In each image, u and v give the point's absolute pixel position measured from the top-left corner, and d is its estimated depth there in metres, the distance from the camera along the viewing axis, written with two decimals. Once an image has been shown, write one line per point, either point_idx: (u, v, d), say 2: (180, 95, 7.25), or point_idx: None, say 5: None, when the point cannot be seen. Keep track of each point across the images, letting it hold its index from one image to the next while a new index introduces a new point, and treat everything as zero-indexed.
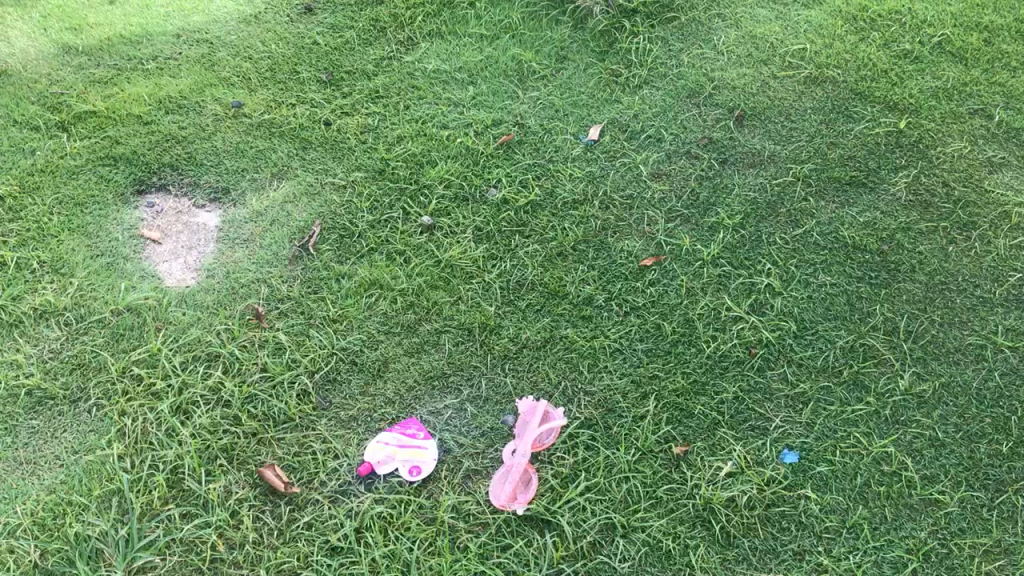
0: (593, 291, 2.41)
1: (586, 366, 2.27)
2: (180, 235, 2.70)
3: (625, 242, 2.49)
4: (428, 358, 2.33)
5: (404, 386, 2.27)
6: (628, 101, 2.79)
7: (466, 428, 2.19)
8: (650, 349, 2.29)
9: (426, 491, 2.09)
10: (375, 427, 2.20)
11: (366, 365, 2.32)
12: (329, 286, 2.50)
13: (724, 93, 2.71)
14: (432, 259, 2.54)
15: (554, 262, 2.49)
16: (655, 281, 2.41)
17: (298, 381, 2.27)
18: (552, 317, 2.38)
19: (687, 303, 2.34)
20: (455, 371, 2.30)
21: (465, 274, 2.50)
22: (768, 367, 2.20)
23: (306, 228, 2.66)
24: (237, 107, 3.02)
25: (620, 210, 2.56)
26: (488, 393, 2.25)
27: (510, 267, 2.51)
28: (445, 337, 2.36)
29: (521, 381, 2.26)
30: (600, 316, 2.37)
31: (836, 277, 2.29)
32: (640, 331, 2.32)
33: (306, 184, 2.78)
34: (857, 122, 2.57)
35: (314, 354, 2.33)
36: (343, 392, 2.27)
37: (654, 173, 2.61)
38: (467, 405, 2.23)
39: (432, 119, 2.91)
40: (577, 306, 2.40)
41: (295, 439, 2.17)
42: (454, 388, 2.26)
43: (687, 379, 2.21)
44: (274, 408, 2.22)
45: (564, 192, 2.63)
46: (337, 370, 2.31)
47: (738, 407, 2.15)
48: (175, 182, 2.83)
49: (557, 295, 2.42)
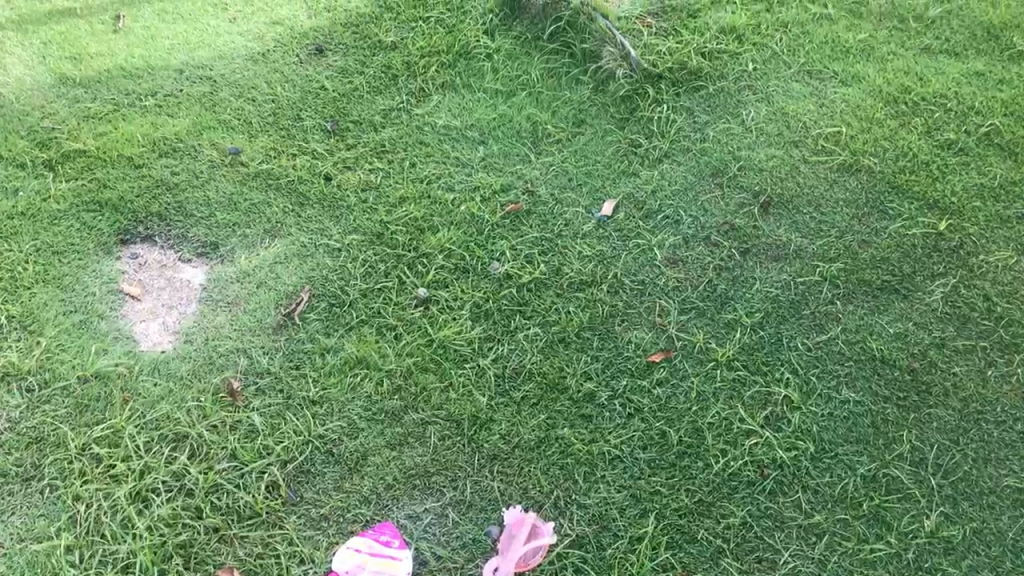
0: (596, 387, 2.22)
1: (582, 474, 2.09)
2: (162, 291, 2.54)
3: (633, 333, 2.31)
4: (412, 451, 2.15)
5: (383, 483, 2.10)
6: (646, 175, 2.60)
7: (446, 537, 2.02)
8: (653, 459, 2.10)
9: None
10: (347, 530, 2.03)
11: (344, 456, 2.14)
12: (313, 361, 2.33)
13: (750, 175, 2.52)
14: (425, 337, 2.36)
15: (555, 351, 2.31)
16: (663, 380, 2.22)
17: (268, 471, 2.10)
18: (549, 414, 2.20)
19: (696, 408, 2.16)
20: (439, 469, 2.12)
21: (459, 357, 2.32)
22: (780, 492, 2.01)
23: (294, 293, 2.49)
24: (235, 153, 2.86)
25: (630, 296, 2.37)
26: (472, 498, 2.07)
27: (508, 352, 2.32)
28: (432, 429, 2.18)
29: (510, 486, 2.09)
30: (601, 416, 2.18)
31: (861, 394, 2.10)
32: (643, 438, 2.13)
33: (299, 244, 2.61)
34: (893, 219, 2.37)
35: (288, 440, 2.15)
36: (317, 486, 2.10)
37: (670, 258, 2.42)
38: (449, 510, 2.06)
39: (437, 180, 2.74)
40: (577, 403, 2.21)
41: (259, 539, 2.01)
42: (436, 490, 2.09)
43: (691, 498, 2.03)
44: (240, 500, 2.05)
45: (571, 272, 2.44)
46: (313, 460, 2.14)
47: (745, 535, 1.97)
48: (162, 233, 2.67)
49: (556, 389, 2.24)
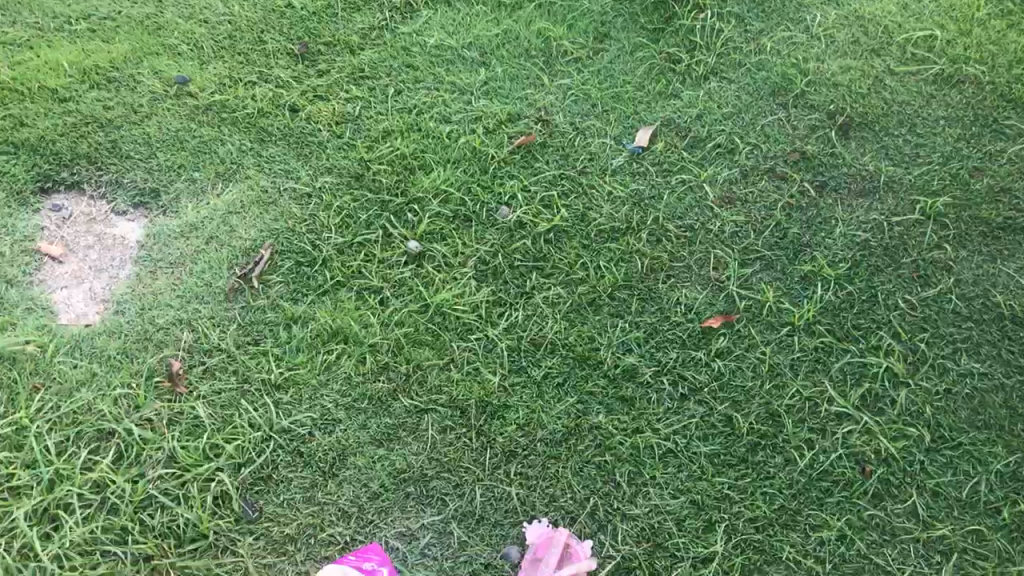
0: (638, 361, 1.75)
1: (625, 476, 1.62)
2: (89, 251, 2.05)
3: (683, 292, 1.82)
4: (404, 448, 1.68)
5: (368, 493, 1.62)
6: (689, 96, 2.10)
7: (450, 562, 1.55)
8: (717, 454, 1.63)
9: None
10: (321, 555, 1.56)
11: (316, 457, 1.66)
12: (276, 335, 1.85)
13: (822, 92, 2.03)
14: (418, 303, 1.88)
15: (584, 317, 1.83)
16: (725, 351, 1.74)
17: (217, 478, 1.61)
18: (579, 398, 1.72)
19: (770, 387, 1.68)
20: (439, 472, 1.65)
21: (460, 327, 1.84)
22: (888, 496, 1.54)
23: (253, 249, 1.99)
24: (181, 82, 2.34)
25: (676, 245, 1.88)
26: (483, 510, 1.60)
27: (523, 320, 1.84)
28: (430, 419, 1.71)
29: (532, 493, 1.61)
30: (645, 399, 1.71)
31: (987, 365, 1.64)
32: (702, 426, 1.66)
33: (258, 189, 2.11)
34: (1011, 140, 1.90)
35: (242, 437, 1.67)
36: (280, 496, 1.62)
37: (723, 197, 1.92)
38: (454, 526, 1.58)
39: (429, 108, 2.23)
40: (613, 382, 1.74)
41: (204, 569, 1.53)
42: (437, 499, 1.62)
43: (769, 505, 1.56)
44: (179, 519, 1.57)
45: (600, 217, 1.95)
46: (275, 462, 1.66)
47: (844, 554, 1.50)
48: (91, 178, 2.17)
49: (587, 365, 1.76)
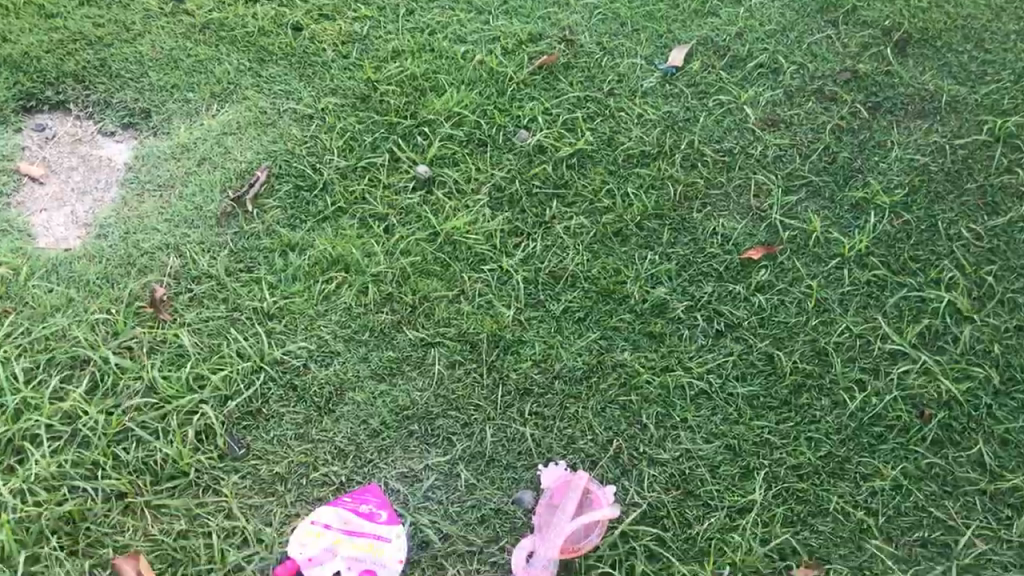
0: (668, 295, 1.58)
1: (653, 418, 1.45)
2: (72, 173, 1.89)
3: (720, 221, 1.65)
4: (409, 384, 1.52)
5: (367, 431, 1.47)
6: (729, 15, 1.93)
7: (456, 507, 1.38)
8: (756, 396, 1.46)
9: None
10: (313, 497, 1.40)
11: (311, 392, 1.51)
12: (270, 262, 1.68)
13: (877, 7, 1.89)
14: (427, 230, 1.71)
15: (609, 247, 1.66)
16: (765, 284, 1.57)
17: (201, 411, 1.46)
18: (603, 333, 1.56)
19: (816, 323, 1.51)
20: (446, 410, 1.49)
21: (472, 257, 1.67)
22: (951, 443, 1.37)
23: (249, 172, 1.83)
24: (179, 1, 2.18)
25: (713, 171, 1.71)
26: (494, 452, 1.44)
27: (542, 251, 1.67)
28: (437, 354, 1.55)
29: (548, 435, 1.45)
30: (676, 335, 1.54)
31: None
32: (740, 365, 1.49)
33: (257, 110, 1.94)
34: None
35: (229, 368, 1.51)
36: (270, 433, 1.46)
37: (766, 118, 1.76)
38: (462, 468, 1.42)
39: (443, 28, 2.05)
40: (641, 317, 1.57)
41: (182, 509, 1.37)
42: (443, 439, 1.46)
43: (815, 451, 1.39)
44: (156, 454, 1.41)
45: (629, 140, 1.78)
46: (265, 395, 1.50)
47: (900, 506, 1.33)
48: (77, 98, 2.01)
49: (612, 299, 1.59)
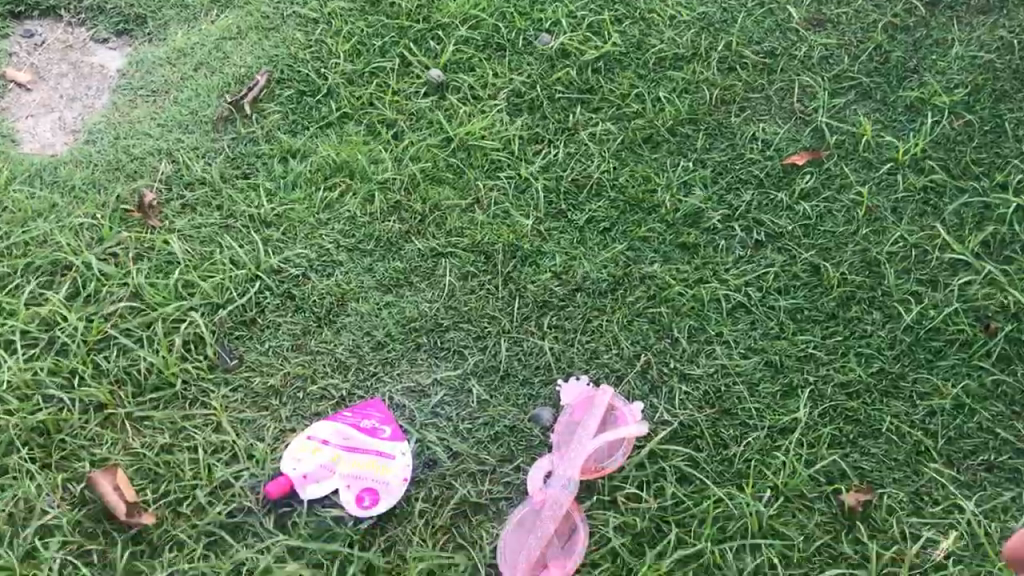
0: (703, 203, 1.44)
1: (685, 331, 1.32)
2: (62, 79, 1.76)
3: (760, 126, 1.50)
4: (417, 295, 1.38)
5: (370, 343, 1.34)
6: None
7: (466, 424, 1.26)
8: (799, 309, 1.32)
9: (383, 539, 1.16)
10: (310, 412, 1.27)
11: (310, 302, 1.38)
12: (269, 169, 1.55)
13: None
14: (439, 136, 1.56)
15: (638, 154, 1.51)
16: (810, 192, 1.43)
17: (190, 319, 1.34)
18: (630, 243, 1.41)
19: (867, 232, 1.37)
20: (457, 322, 1.35)
21: (488, 164, 1.52)
22: (1018, 360, 1.23)
23: (248, 76, 1.69)
24: None
25: (753, 75, 1.57)
26: (510, 367, 1.31)
27: (564, 159, 1.52)
28: (448, 264, 1.41)
29: (569, 349, 1.31)
30: (711, 246, 1.40)
31: None
32: (782, 276, 1.35)
33: (259, 14, 1.80)
34: None
35: (222, 275, 1.39)
36: (265, 344, 1.34)
37: (811, 18, 1.63)
38: (473, 383, 1.29)
39: None
40: (673, 227, 1.43)
41: (166, 422, 1.25)
42: (454, 352, 1.33)
43: (866, 368, 1.25)
44: (139, 363, 1.29)
45: (661, 43, 1.63)
46: (260, 304, 1.37)
47: (962, 426, 1.19)
48: (68, 4, 1.86)
49: (640, 207, 1.45)
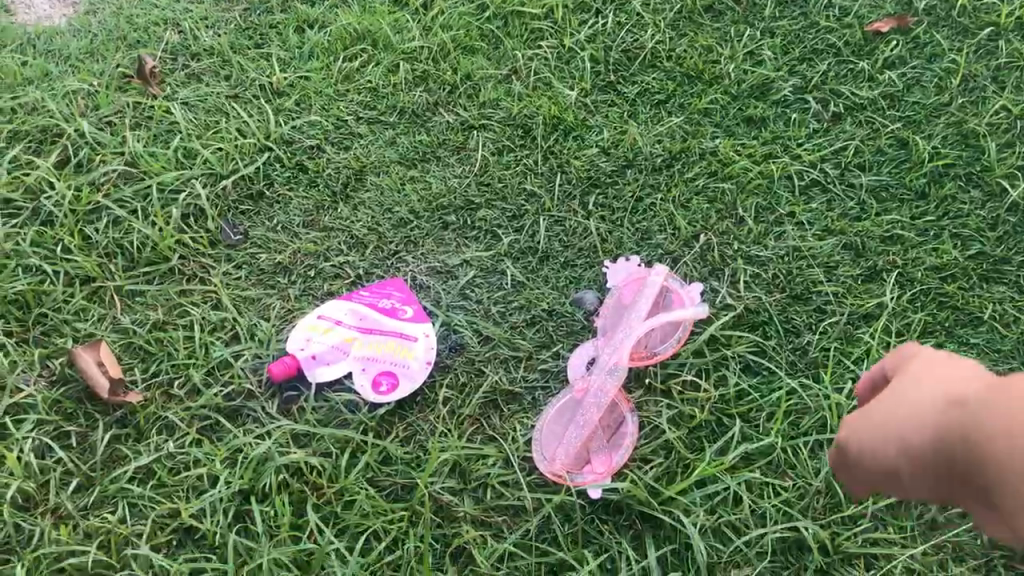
0: (772, 74, 1.26)
1: (752, 210, 1.15)
2: None
3: None
4: (444, 171, 1.22)
5: (391, 220, 1.18)
6: None
7: (498, 307, 1.10)
8: (884, 187, 1.15)
9: (402, 429, 1.01)
10: (322, 294, 1.12)
11: (325, 177, 1.22)
12: (282, 37, 1.38)
13: None
14: (472, 3, 1.39)
15: (698, 24, 1.33)
16: (897, 61, 1.25)
17: (189, 190, 1.20)
18: (689, 116, 1.24)
19: (964, 102, 1.20)
20: (489, 199, 1.19)
21: (529, 34, 1.35)
22: None
23: None
24: None
25: None
26: (549, 247, 1.14)
27: (613, 28, 1.34)
28: (481, 138, 1.24)
29: (618, 228, 1.14)
30: (782, 118, 1.23)
31: None
32: (864, 152, 1.18)
33: None
34: None
35: (225, 143, 1.24)
36: (274, 220, 1.19)
37: None
38: (507, 264, 1.13)
39: None
40: (739, 100, 1.25)
41: (160, 298, 1.11)
42: (485, 231, 1.16)
43: (962, 250, 1.09)
44: (133, 236, 1.15)
45: None
46: (268, 178, 1.22)
47: None
48: None
49: (701, 78, 1.27)
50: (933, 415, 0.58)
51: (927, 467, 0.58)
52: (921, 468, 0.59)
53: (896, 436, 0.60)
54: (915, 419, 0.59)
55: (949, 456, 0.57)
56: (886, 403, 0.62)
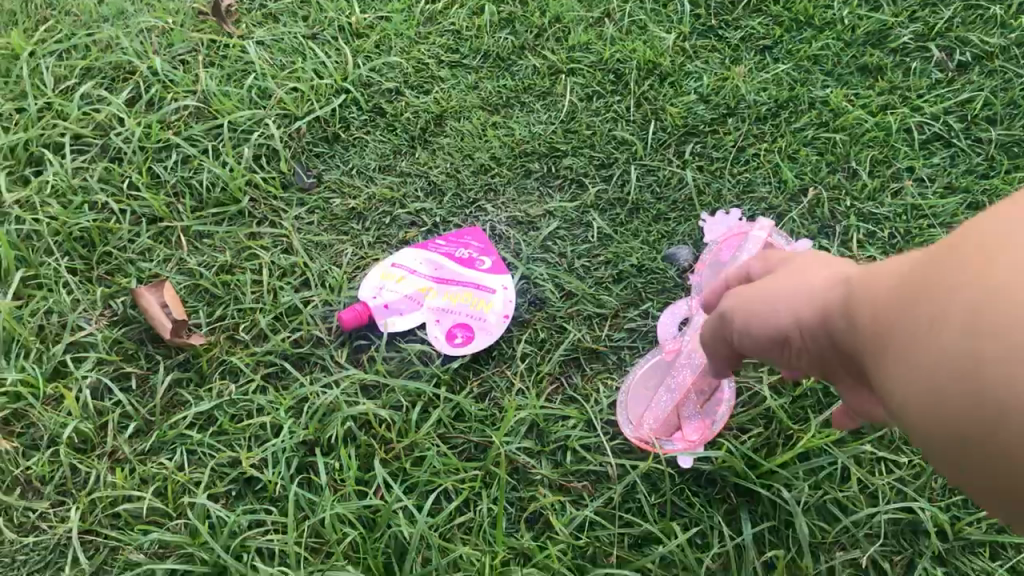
0: (890, 20, 1.16)
1: (867, 165, 1.05)
2: None
3: None
4: (529, 116, 1.14)
5: (472, 166, 1.10)
6: None
7: (583, 261, 1.02)
8: (1016, 143, 1.05)
9: (478, 384, 0.94)
10: (397, 242, 1.05)
11: (404, 120, 1.15)
12: None
13: None
14: None
15: None
16: None
17: (263, 131, 1.14)
18: (798, 64, 1.14)
19: None
20: (578, 146, 1.10)
21: None
22: None
23: None
24: None
25: None
26: (641, 198, 1.06)
27: None
28: (570, 83, 1.15)
29: (717, 180, 1.06)
30: (901, 67, 1.13)
31: None
32: (993, 105, 1.08)
33: None
34: None
35: (304, 83, 1.18)
36: (349, 163, 1.12)
37: None
38: (594, 216, 1.05)
39: None
40: (853, 47, 1.15)
41: (229, 240, 1.06)
42: (572, 181, 1.08)
43: None
44: (203, 175, 1.10)
45: None
46: (345, 120, 1.16)
47: None
48: None
49: (813, 23, 1.17)
50: (804, 295, 0.57)
51: (802, 345, 0.58)
52: (797, 346, 0.58)
53: (769, 314, 0.60)
54: (785, 299, 0.59)
55: (829, 330, 0.54)
56: (785, 275, 0.60)
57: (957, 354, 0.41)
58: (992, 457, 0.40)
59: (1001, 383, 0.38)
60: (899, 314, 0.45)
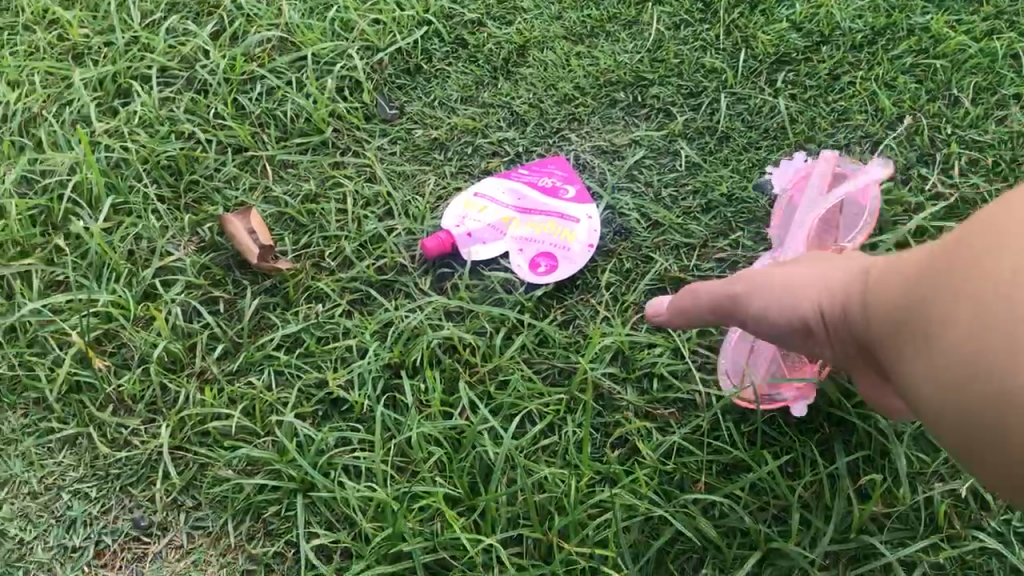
0: None
1: (969, 92, 1.01)
2: None
3: None
4: (614, 46, 1.11)
5: (557, 95, 1.08)
6: None
7: (670, 191, 1.00)
8: None
9: (562, 311, 0.93)
10: (479, 171, 1.04)
11: (486, 50, 1.13)
12: None
13: None
14: None
15: None
16: None
17: (347, 63, 1.13)
18: None
19: None
20: (665, 75, 1.08)
21: None
22: None
23: None
24: None
25: None
26: (731, 128, 1.03)
27: None
28: (657, 12, 1.12)
29: (810, 109, 1.03)
30: None
31: None
32: None
33: None
34: None
35: (386, 13, 1.16)
36: (431, 93, 1.11)
37: None
38: (682, 145, 1.02)
39: None
40: None
41: (312, 168, 1.05)
42: (658, 110, 1.06)
43: None
44: (287, 106, 1.10)
45: None
46: (427, 52, 1.14)
47: None
48: None
49: None
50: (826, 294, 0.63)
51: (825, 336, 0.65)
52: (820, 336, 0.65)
53: (795, 311, 0.66)
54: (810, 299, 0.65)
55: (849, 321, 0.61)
56: (805, 272, 0.67)
57: (961, 336, 0.46)
58: (986, 425, 0.46)
59: (999, 356, 0.44)
60: (907, 307, 0.51)
